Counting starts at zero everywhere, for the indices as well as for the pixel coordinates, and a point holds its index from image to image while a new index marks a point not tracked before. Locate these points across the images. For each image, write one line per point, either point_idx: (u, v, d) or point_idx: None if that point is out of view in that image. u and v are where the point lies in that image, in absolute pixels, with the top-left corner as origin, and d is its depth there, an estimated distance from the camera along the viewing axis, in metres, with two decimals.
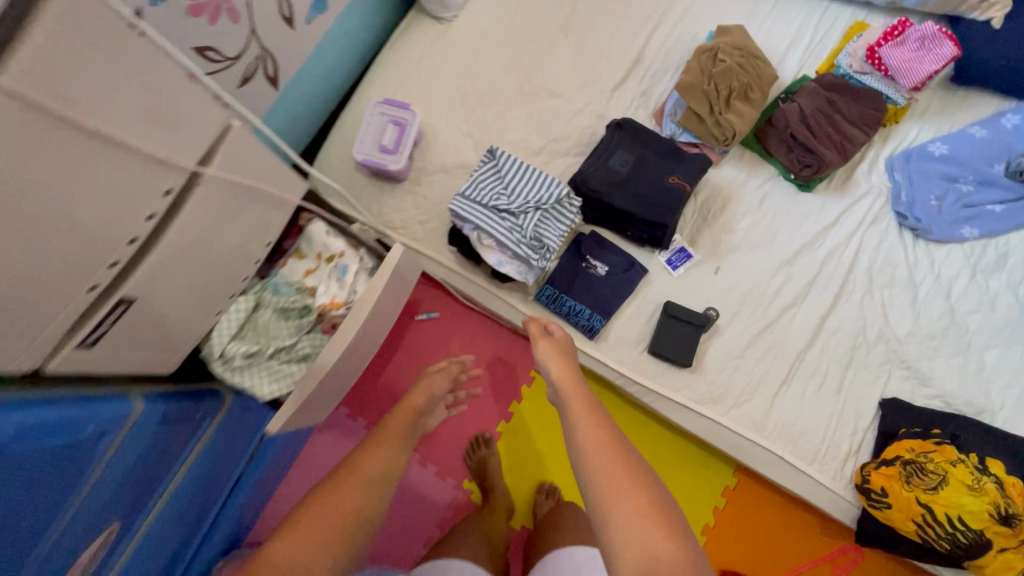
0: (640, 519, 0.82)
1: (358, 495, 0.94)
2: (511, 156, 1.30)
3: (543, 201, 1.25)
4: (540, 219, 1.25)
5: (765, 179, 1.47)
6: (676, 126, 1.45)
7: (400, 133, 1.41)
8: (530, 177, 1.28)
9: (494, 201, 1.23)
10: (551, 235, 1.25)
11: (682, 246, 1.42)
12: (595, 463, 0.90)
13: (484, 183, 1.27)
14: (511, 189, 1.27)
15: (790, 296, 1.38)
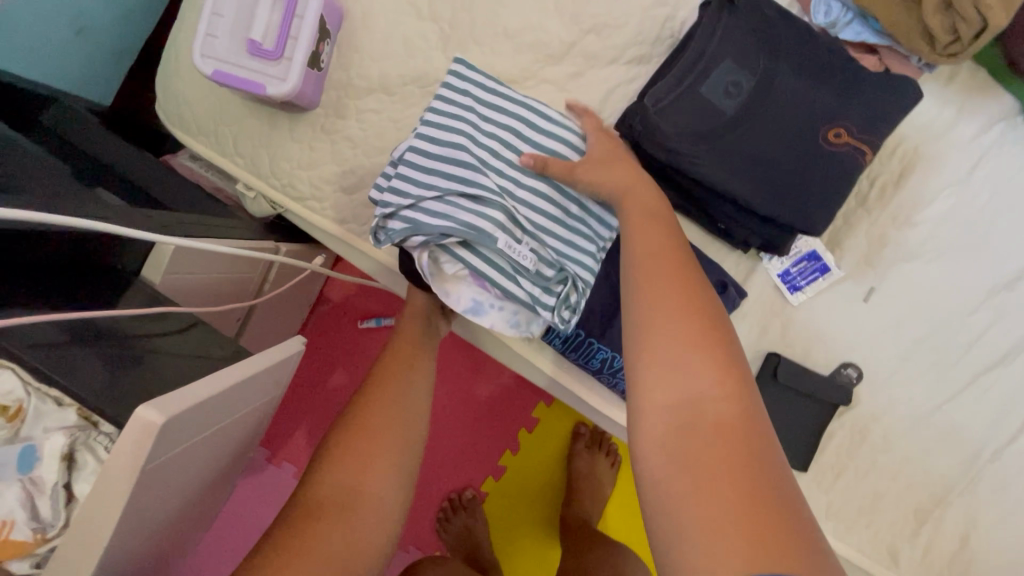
0: (698, 353, 0.47)
1: (403, 409, 0.62)
2: (497, 82, 0.69)
3: (554, 188, 0.66)
4: (550, 226, 0.66)
5: (989, 123, 0.78)
6: (841, 7, 0.72)
7: (285, 14, 0.71)
8: (533, 130, 0.67)
9: (465, 185, 0.62)
10: (572, 262, 0.66)
11: (812, 252, 0.79)
12: (642, 268, 0.53)
13: (447, 137, 0.64)
14: (496, 154, 0.65)
15: (993, 350, 0.78)
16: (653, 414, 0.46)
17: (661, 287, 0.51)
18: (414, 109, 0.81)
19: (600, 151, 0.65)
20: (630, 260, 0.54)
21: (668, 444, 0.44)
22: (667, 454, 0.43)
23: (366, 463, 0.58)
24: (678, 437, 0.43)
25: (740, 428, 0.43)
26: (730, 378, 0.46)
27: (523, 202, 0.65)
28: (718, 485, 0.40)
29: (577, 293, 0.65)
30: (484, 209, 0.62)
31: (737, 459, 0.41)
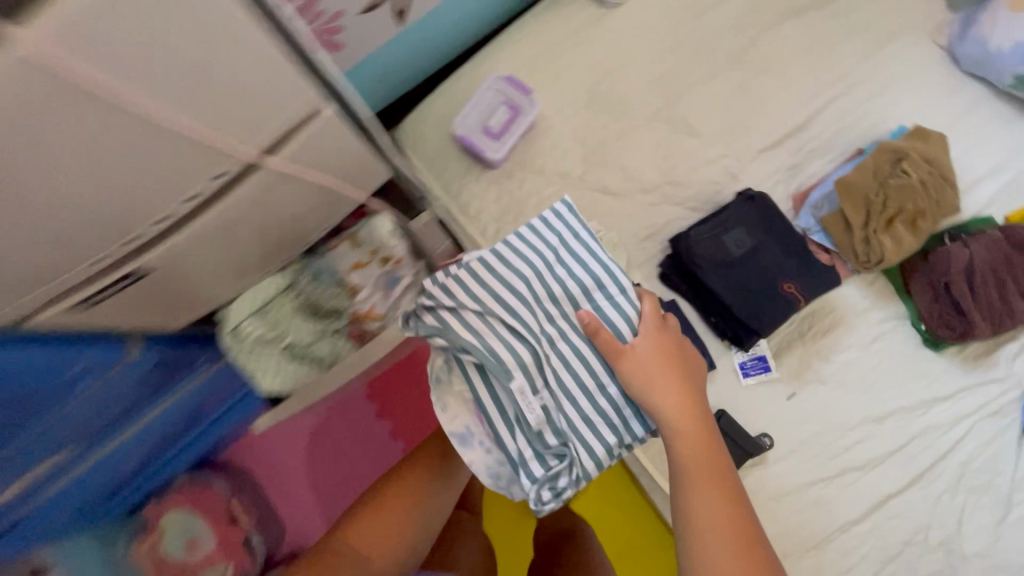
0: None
1: (420, 505, 0.95)
2: (589, 234, 0.88)
3: (590, 360, 0.80)
4: (572, 397, 0.79)
5: (890, 318, 1.25)
6: (813, 222, 1.23)
7: (510, 120, 1.27)
8: (595, 300, 0.82)
9: (509, 323, 0.79)
10: (577, 444, 0.79)
11: (762, 354, 1.25)
12: (698, 506, 0.71)
13: (516, 266, 0.82)
14: (553, 306, 0.82)
15: (858, 457, 1.20)
16: None
17: (713, 527, 0.69)
18: (554, 190, 1.33)
19: (653, 347, 0.79)
20: (688, 500, 0.71)
21: None
22: None
23: (381, 534, 0.90)
24: None
25: None
26: None
27: (558, 356, 0.80)
28: None
29: (569, 476, 0.78)
30: (515, 351, 0.78)
31: None
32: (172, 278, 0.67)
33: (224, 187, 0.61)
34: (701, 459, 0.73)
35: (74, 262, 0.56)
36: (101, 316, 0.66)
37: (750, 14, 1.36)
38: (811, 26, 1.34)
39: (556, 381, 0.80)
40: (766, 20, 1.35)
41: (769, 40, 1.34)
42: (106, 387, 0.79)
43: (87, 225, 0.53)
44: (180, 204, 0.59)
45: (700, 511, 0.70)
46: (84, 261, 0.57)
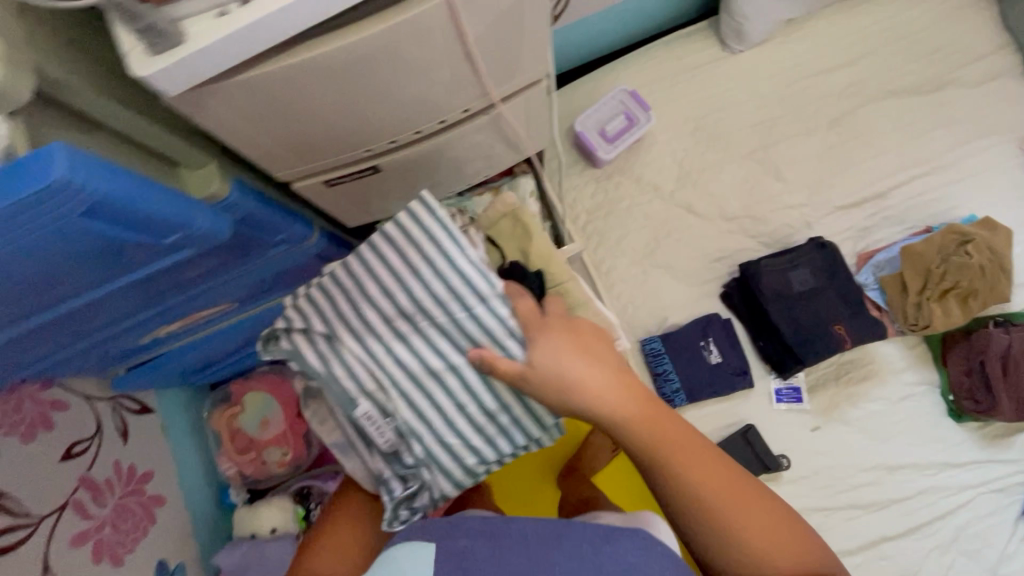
0: (760, 524, 0.63)
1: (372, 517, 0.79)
2: (448, 230, 0.69)
3: (442, 382, 0.71)
4: (425, 419, 0.71)
5: (920, 382, 1.37)
6: (872, 280, 1.36)
7: (625, 129, 1.43)
8: (464, 303, 0.68)
9: (354, 342, 0.72)
10: (434, 466, 0.73)
11: (797, 386, 1.37)
12: (693, 491, 0.64)
13: (376, 273, 0.71)
14: (398, 315, 0.71)
15: (863, 497, 1.32)
16: None
17: (717, 499, 0.63)
18: (644, 199, 1.48)
19: (549, 332, 0.67)
20: (681, 488, 0.64)
21: None
22: None
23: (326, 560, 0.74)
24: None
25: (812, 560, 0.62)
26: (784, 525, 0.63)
27: (405, 395, 0.71)
28: None
29: (427, 496, 0.74)
30: (361, 382, 0.72)
31: None
32: (376, 182, 0.81)
33: (464, 120, 0.72)
34: (659, 441, 0.65)
35: (333, 155, 0.68)
36: (315, 196, 0.79)
37: (854, 87, 1.50)
38: (907, 110, 1.48)
39: (411, 408, 0.71)
40: (868, 94, 1.50)
41: (866, 114, 1.49)
42: (281, 259, 0.96)
43: (361, 134, 0.65)
44: (433, 127, 0.69)
45: (702, 493, 0.63)
46: (338, 156, 0.68)
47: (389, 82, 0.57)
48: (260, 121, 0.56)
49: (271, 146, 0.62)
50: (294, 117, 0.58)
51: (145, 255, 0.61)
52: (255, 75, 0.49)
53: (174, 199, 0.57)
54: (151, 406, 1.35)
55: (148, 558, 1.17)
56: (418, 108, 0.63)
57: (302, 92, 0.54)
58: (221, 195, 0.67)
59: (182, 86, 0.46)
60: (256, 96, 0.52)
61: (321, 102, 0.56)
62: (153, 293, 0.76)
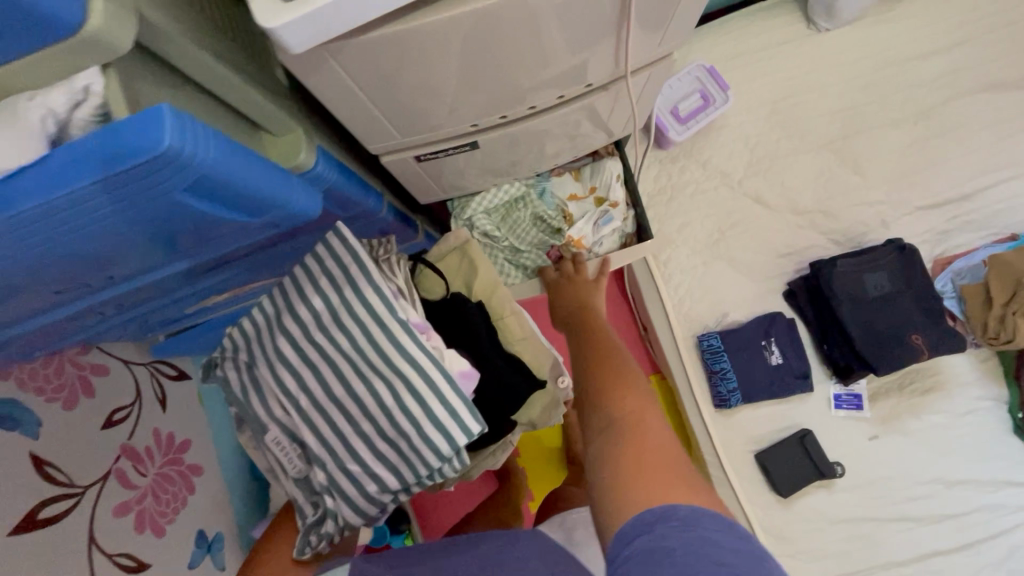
0: (643, 406, 0.65)
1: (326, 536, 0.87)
2: (361, 260, 0.75)
3: (342, 414, 0.76)
4: (326, 446, 0.77)
5: (988, 396, 1.31)
6: (950, 288, 1.30)
7: (700, 108, 1.32)
8: (372, 331, 0.75)
9: (270, 370, 0.80)
10: (336, 494, 0.78)
11: (858, 393, 1.32)
12: (603, 374, 0.72)
13: (291, 309, 0.79)
14: (310, 346, 0.78)
15: (917, 510, 1.28)
16: (612, 449, 0.60)
17: (619, 381, 0.70)
18: (711, 185, 1.39)
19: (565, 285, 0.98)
20: (597, 370, 0.74)
21: (624, 451, 0.59)
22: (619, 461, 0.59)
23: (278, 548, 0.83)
24: (626, 443, 0.60)
25: (667, 448, 0.59)
26: (661, 422, 0.63)
27: (310, 426, 0.78)
28: (663, 473, 0.55)
29: (330, 525, 0.78)
30: (275, 413, 0.81)
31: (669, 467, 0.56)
32: (467, 158, 0.73)
33: (581, 95, 0.65)
34: (601, 341, 0.80)
35: (437, 129, 0.60)
36: (399, 170, 0.72)
37: (949, 75, 1.38)
38: (1004, 105, 1.37)
39: (316, 435, 0.78)
40: (964, 85, 1.38)
41: (959, 107, 1.37)
42: None
43: (473, 107, 0.57)
44: (549, 102, 0.62)
45: (608, 375, 0.72)
46: (441, 130, 0.61)
47: (523, 50, 0.49)
48: (374, 89, 0.49)
49: (375, 115, 0.54)
50: (409, 85, 0.50)
51: (229, 230, 0.54)
52: (387, 35, 0.41)
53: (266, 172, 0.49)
54: (189, 372, 1.31)
55: (189, 527, 1.15)
56: (542, 79, 0.56)
57: (429, 57, 0.46)
58: (306, 164, 0.59)
59: (308, 44, 0.37)
60: (383, 58, 0.44)
61: (446, 68, 0.48)
62: (212, 262, 0.69)
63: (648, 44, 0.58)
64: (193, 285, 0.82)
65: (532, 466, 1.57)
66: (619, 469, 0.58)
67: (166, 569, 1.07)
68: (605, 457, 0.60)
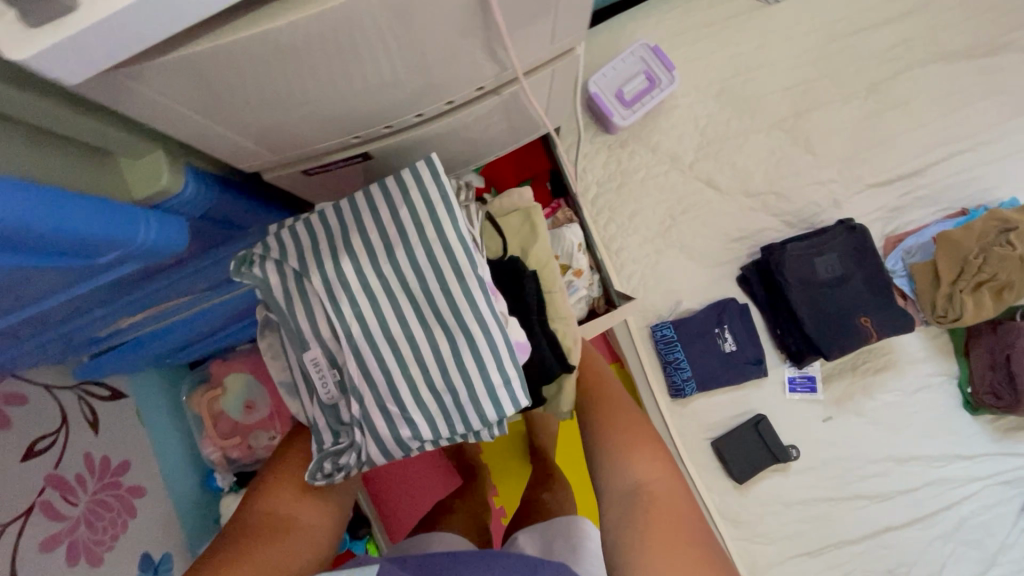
0: (659, 473, 0.75)
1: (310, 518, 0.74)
2: (447, 201, 0.62)
3: (400, 352, 0.63)
4: (370, 381, 0.64)
5: (939, 373, 1.32)
6: (901, 266, 1.30)
7: (645, 90, 1.27)
8: (448, 283, 0.62)
9: (324, 287, 0.63)
10: (365, 430, 0.66)
11: (812, 375, 1.31)
12: (614, 438, 0.80)
13: (359, 220, 0.65)
14: (376, 275, 0.63)
15: (869, 488, 1.29)
16: (630, 523, 0.69)
17: (632, 448, 0.78)
18: (661, 170, 1.35)
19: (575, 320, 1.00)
20: (607, 435, 0.81)
21: (643, 525, 0.68)
22: (640, 536, 0.67)
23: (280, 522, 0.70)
24: (641, 515, 0.69)
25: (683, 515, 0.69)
26: (677, 488, 0.73)
27: (358, 356, 0.64)
28: (684, 547, 0.65)
29: (352, 457, 0.68)
30: (325, 328, 0.66)
31: (687, 540, 0.66)
32: (368, 168, 0.69)
33: (476, 99, 0.61)
34: (608, 399, 0.86)
35: (313, 142, 0.56)
36: (289, 184, 0.67)
37: (900, 47, 1.34)
38: (955, 76, 1.34)
39: (360, 365, 0.64)
40: (915, 56, 1.34)
41: (910, 79, 1.34)
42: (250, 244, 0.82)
43: (344, 118, 0.53)
44: (438, 108, 0.58)
45: (620, 439, 0.79)
46: (319, 143, 0.57)
47: (373, 62, 0.45)
48: (209, 108, 0.45)
49: (225, 133, 0.50)
50: (250, 102, 0.46)
51: (63, 270, 0.50)
52: (190, 55, 0.37)
53: (77, 205, 0.44)
54: (124, 391, 1.24)
55: (133, 548, 1.12)
56: (420, 84, 0.51)
57: (258, 75, 0.42)
58: (169, 186, 0.54)
59: (84, 68, 0.33)
60: (194, 79, 0.40)
61: (281, 86, 0.44)
62: (89, 295, 0.64)
63: (537, 45, 0.53)
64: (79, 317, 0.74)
65: (495, 462, 1.50)
66: (656, 550, 0.64)
67: None
68: (624, 531, 0.68)
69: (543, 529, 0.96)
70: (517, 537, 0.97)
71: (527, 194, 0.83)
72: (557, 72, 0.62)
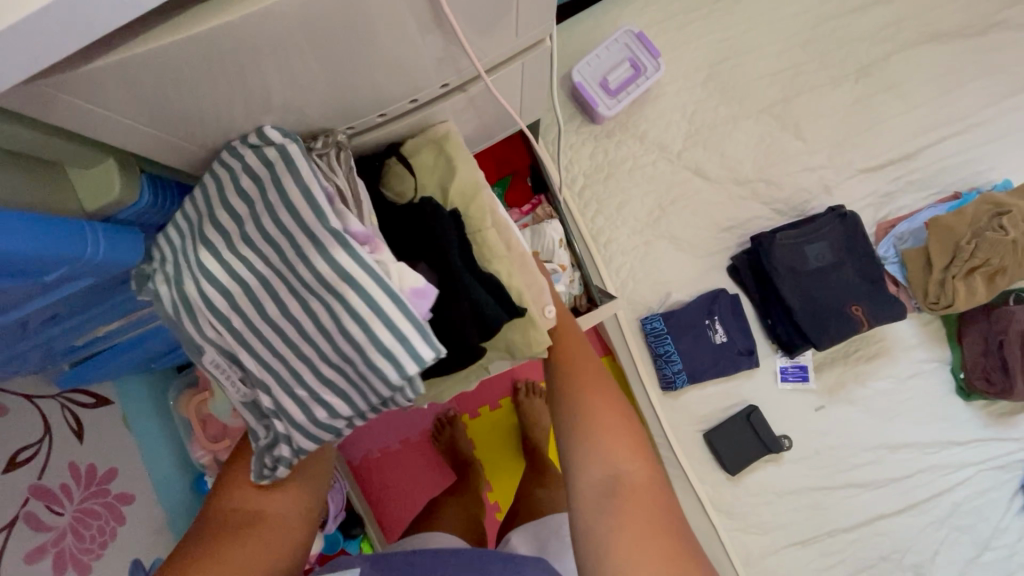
0: (636, 455, 0.70)
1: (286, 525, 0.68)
2: (294, 158, 0.52)
3: (288, 344, 0.55)
4: (268, 371, 0.57)
5: (931, 359, 1.31)
6: (892, 253, 1.28)
7: (630, 79, 1.24)
8: (308, 253, 0.52)
9: (196, 294, 0.56)
10: (279, 416, 0.59)
11: (804, 364, 1.30)
12: (586, 416, 0.72)
13: (219, 212, 0.55)
14: (246, 266, 0.55)
15: (863, 476, 1.29)
16: (604, 520, 0.65)
17: (607, 428, 0.71)
18: (648, 159, 1.33)
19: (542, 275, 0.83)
20: (578, 413, 0.72)
21: (618, 523, 0.64)
22: (613, 536, 0.63)
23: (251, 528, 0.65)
24: (613, 511, 0.65)
25: (657, 508, 0.66)
26: (651, 472, 0.69)
27: (252, 355, 0.57)
28: (657, 547, 0.62)
29: (283, 449, 0.61)
30: (208, 333, 0.57)
31: (660, 538, 0.63)
32: None
33: (440, 97, 0.60)
34: (581, 366, 0.76)
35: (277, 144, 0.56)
36: None
37: (891, 27, 1.31)
38: (948, 57, 1.31)
39: (256, 357, 0.57)
40: (907, 37, 1.31)
41: (902, 60, 1.31)
42: None
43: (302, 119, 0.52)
44: (403, 106, 0.58)
45: (592, 417, 0.72)
46: None
47: (318, 66, 0.44)
48: (150, 117, 0.44)
49: (173, 138, 0.48)
50: (193, 110, 0.45)
51: (9, 288, 0.48)
52: (118, 65, 0.37)
53: (15, 222, 0.42)
54: (110, 398, 1.22)
55: (122, 557, 1.11)
56: (379, 78, 0.49)
57: (196, 83, 0.41)
58: (128, 197, 0.53)
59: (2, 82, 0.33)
60: (132, 85, 0.39)
61: (225, 91, 0.43)
62: (52, 308, 0.62)
63: (502, 38, 0.52)
64: (49, 330, 0.71)
65: (489, 458, 1.48)
66: (626, 554, 0.62)
67: None
68: (597, 527, 0.65)
69: (535, 528, 0.95)
70: (511, 538, 0.96)
71: (444, 118, 0.66)
72: (529, 66, 0.61)
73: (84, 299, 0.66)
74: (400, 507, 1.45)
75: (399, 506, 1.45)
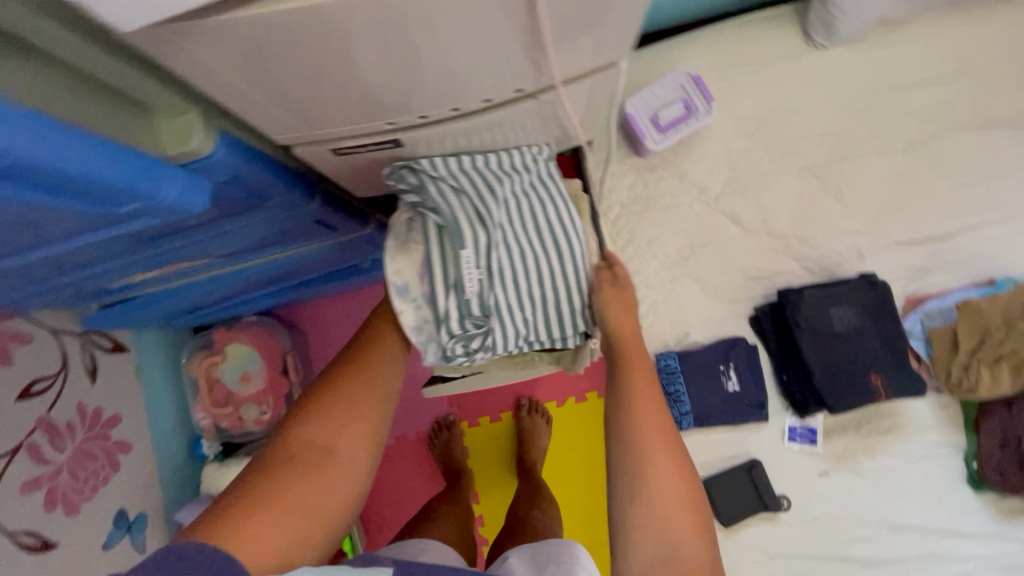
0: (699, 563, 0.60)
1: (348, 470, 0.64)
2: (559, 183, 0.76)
3: (527, 269, 0.71)
4: (507, 282, 0.71)
5: (945, 443, 1.28)
6: (919, 329, 1.28)
7: (681, 118, 1.26)
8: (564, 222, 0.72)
9: (474, 208, 0.69)
10: (497, 319, 0.71)
11: (813, 427, 1.28)
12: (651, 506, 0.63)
13: (500, 172, 0.72)
14: (501, 206, 0.70)
15: (860, 552, 1.25)
16: None
17: (671, 523, 0.63)
18: (686, 199, 1.34)
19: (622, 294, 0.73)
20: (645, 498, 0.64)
21: None
22: None
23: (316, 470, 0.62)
24: None
25: None
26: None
27: (498, 264, 0.70)
28: None
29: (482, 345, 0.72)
30: (467, 234, 0.69)
31: None
32: (399, 156, 0.71)
33: (510, 101, 0.61)
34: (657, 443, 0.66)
35: (349, 122, 0.58)
36: (314, 160, 0.69)
37: (946, 107, 1.32)
38: (999, 144, 1.31)
39: (497, 266, 0.70)
40: (959, 119, 1.32)
41: (952, 141, 1.31)
42: (272, 220, 0.84)
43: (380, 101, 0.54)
44: (474, 105, 0.60)
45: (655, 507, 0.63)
46: (353, 123, 0.59)
47: (408, 52, 0.47)
48: (243, 74, 0.47)
49: (258, 97, 0.51)
50: (283, 74, 0.47)
51: (87, 214, 0.51)
52: (231, 22, 0.39)
53: (105, 153, 0.45)
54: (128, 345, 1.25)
55: (111, 504, 1.12)
56: (458, 72, 0.52)
57: (294, 49, 0.44)
58: (205, 149, 0.56)
59: (130, 18, 0.35)
60: (237, 43, 0.42)
61: (319, 61, 0.46)
62: (113, 243, 0.65)
63: (579, 55, 0.54)
64: (102, 264, 0.75)
65: (482, 471, 1.47)
66: None
67: (78, 544, 1.04)
68: None
69: (533, 550, 0.93)
70: (506, 557, 0.94)
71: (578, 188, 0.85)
72: (596, 86, 0.63)
73: (141, 240, 0.69)
74: (387, 505, 1.44)
75: (387, 503, 1.44)
